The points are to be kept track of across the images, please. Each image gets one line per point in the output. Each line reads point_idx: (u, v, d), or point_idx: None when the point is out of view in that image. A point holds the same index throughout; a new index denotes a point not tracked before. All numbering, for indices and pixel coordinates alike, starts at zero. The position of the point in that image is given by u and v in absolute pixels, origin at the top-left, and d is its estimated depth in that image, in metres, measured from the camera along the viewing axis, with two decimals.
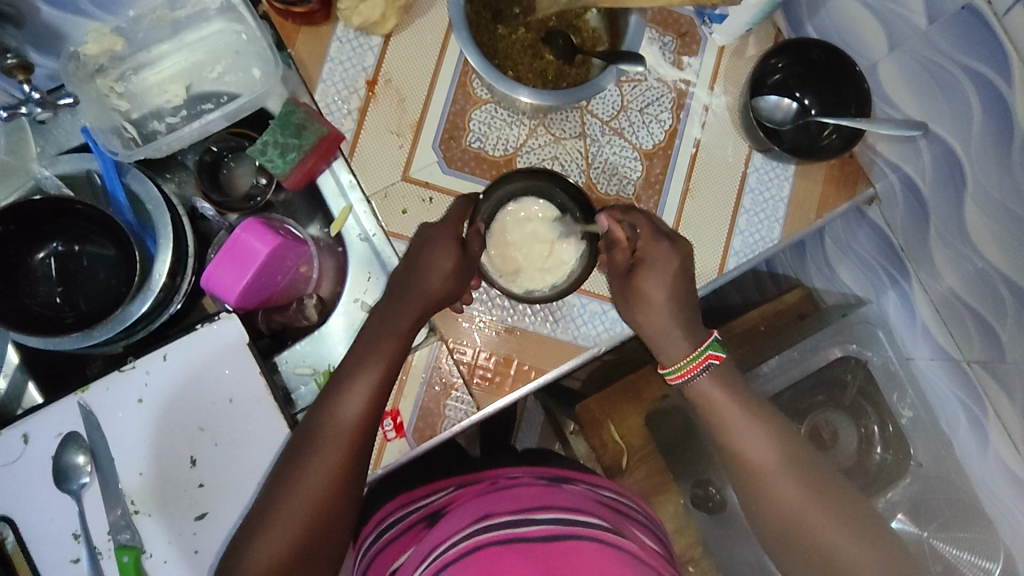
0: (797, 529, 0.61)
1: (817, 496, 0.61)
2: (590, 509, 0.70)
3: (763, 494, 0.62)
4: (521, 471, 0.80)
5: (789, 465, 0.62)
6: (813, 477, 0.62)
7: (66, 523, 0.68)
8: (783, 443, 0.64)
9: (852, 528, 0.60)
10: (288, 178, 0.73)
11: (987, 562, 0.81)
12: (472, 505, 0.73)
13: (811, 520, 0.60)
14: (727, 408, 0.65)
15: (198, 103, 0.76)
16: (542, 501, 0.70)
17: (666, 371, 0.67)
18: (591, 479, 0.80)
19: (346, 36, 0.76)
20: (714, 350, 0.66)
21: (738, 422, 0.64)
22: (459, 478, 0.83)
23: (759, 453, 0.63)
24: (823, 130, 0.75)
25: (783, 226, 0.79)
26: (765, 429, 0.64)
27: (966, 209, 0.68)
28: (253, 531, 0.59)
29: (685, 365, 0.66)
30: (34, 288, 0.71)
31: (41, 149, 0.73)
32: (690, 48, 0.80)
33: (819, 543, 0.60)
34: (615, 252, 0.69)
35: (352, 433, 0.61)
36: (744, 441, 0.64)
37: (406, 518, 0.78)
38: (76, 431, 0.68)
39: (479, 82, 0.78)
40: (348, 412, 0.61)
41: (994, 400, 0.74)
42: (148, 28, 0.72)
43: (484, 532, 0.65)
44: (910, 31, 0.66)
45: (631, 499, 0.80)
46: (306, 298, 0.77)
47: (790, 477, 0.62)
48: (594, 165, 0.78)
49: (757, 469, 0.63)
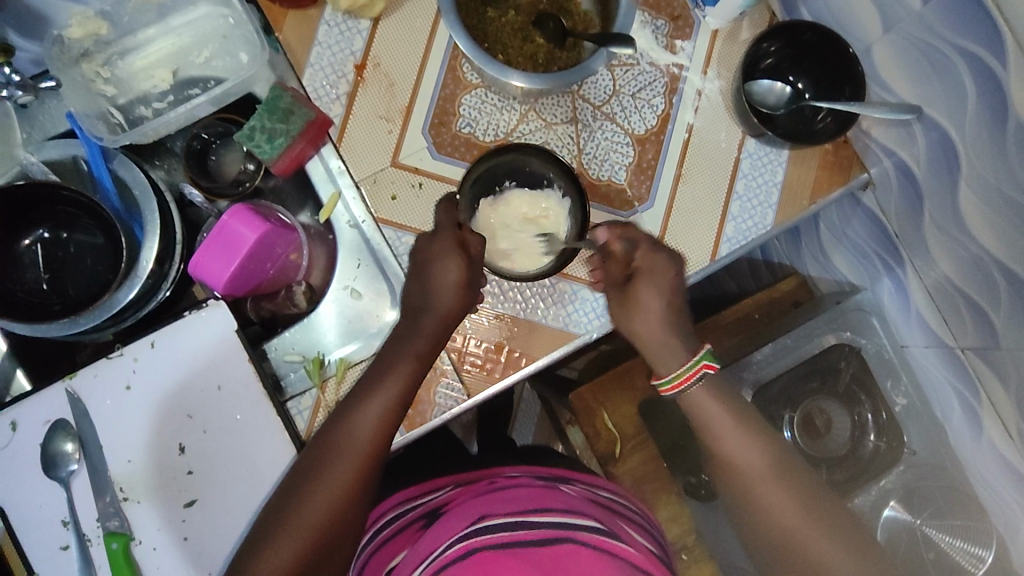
0: (788, 543, 0.61)
1: (811, 509, 0.61)
2: (585, 509, 0.72)
3: (756, 505, 0.63)
4: (519, 471, 0.81)
5: (783, 476, 0.63)
6: (806, 486, 0.63)
7: (55, 510, 0.67)
8: (777, 451, 0.65)
9: (845, 542, 0.60)
10: (275, 163, 0.72)
11: (980, 550, 0.81)
12: (469, 505, 0.73)
13: (802, 532, 0.61)
14: (721, 416, 0.66)
15: (186, 88, 0.75)
16: (540, 504, 0.71)
17: (659, 382, 0.68)
18: (588, 479, 0.83)
19: (334, 19, 0.75)
20: (708, 360, 0.67)
21: (731, 431, 0.65)
22: (457, 478, 0.84)
23: (753, 462, 0.64)
24: (817, 114, 0.74)
25: (777, 211, 0.78)
26: (760, 437, 0.65)
27: (960, 193, 0.68)
28: (259, 544, 0.59)
29: (677, 379, 0.66)
30: (22, 274, 0.71)
31: (28, 135, 0.73)
32: (684, 32, 0.79)
33: (810, 559, 0.60)
34: (609, 263, 0.71)
35: (367, 446, 0.62)
36: (738, 448, 0.65)
37: (402, 517, 0.79)
38: (65, 418, 0.68)
39: (469, 66, 0.77)
40: (365, 418, 0.62)
41: (988, 387, 0.74)
42: (134, 12, 0.71)
43: (480, 533, 0.66)
44: (904, 13, 0.65)
45: (630, 501, 0.82)
46: (295, 285, 0.77)
47: (784, 487, 0.62)
48: (585, 150, 0.77)
49: (751, 479, 0.63)
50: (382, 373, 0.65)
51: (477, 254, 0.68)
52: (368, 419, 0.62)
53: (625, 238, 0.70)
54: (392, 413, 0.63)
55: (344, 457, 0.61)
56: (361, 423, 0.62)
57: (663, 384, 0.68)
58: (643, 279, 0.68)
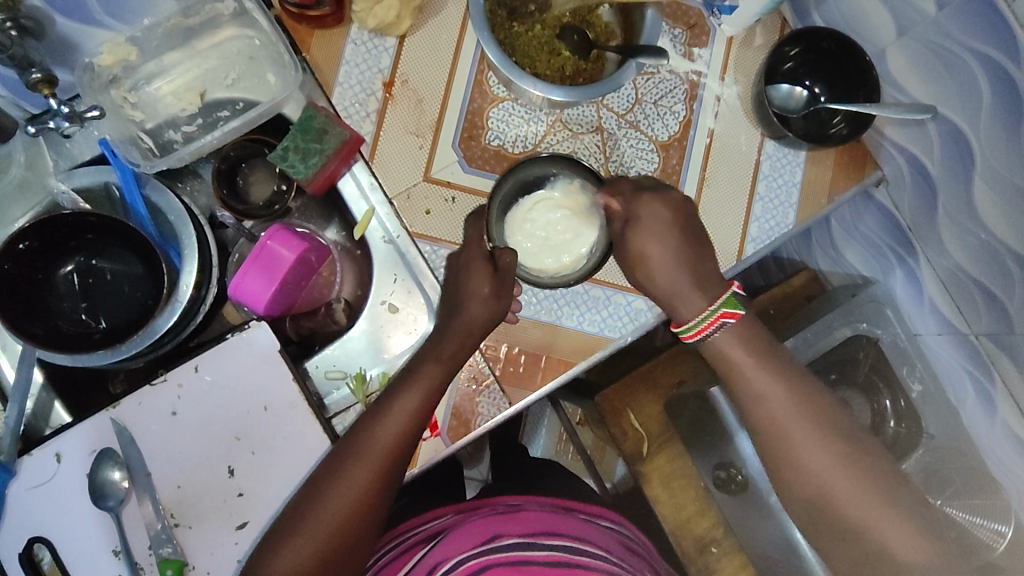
0: (814, 492, 0.63)
1: (844, 459, 0.63)
2: (591, 535, 0.75)
3: (788, 459, 0.63)
4: (518, 499, 0.81)
5: (815, 426, 0.63)
6: (839, 438, 0.63)
7: (106, 541, 0.67)
8: (802, 401, 0.64)
9: (869, 486, 0.62)
10: (309, 182, 0.72)
11: (999, 525, 0.84)
12: (477, 522, 0.74)
13: (833, 482, 0.62)
14: (747, 370, 0.65)
15: (214, 110, 0.75)
16: (548, 528, 0.73)
17: (680, 330, 0.67)
18: (588, 509, 0.83)
19: (360, 38, 0.76)
20: (728, 307, 0.65)
21: (766, 386, 0.64)
22: (458, 505, 0.83)
23: (785, 416, 0.63)
24: (832, 118, 0.77)
25: (798, 210, 0.80)
26: (797, 396, 0.64)
27: (974, 186, 0.71)
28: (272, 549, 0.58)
29: (700, 325, 0.66)
30: (60, 305, 0.70)
31: (55, 163, 0.72)
32: (700, 39, 0.81)
33: (828, 493, 0.62)
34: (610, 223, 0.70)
35: (389, 450, 0.61)
36: (763, 402, 0.64)
37: (403, 544, 0.78)
38: (111, 447, 0.67)
39: (495, 80, 0.78)
40: (382, 417, 0.62)
41: (1002, 369, 0.78)
42: (162, 37, 0.71)
43: (492, 552, 0.67)
44: (918, 17, 0.69)
45: (629, 529, 0.83)
46: (334, 302, 0.78)
47: (809, 438, 0.63)
48: (612, 157, 0.79)
49: (783, 438, 0.63)
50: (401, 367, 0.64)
51: (506, 265, 0.66)
52: (385, 412, 0.62)
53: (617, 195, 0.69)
54: (412, 420, 0.62)
55: (365, 459, 0.60)
56: (383, 428, 0.61)
57: (685, 332, 0.67)
58: (641, 231, 0.67)
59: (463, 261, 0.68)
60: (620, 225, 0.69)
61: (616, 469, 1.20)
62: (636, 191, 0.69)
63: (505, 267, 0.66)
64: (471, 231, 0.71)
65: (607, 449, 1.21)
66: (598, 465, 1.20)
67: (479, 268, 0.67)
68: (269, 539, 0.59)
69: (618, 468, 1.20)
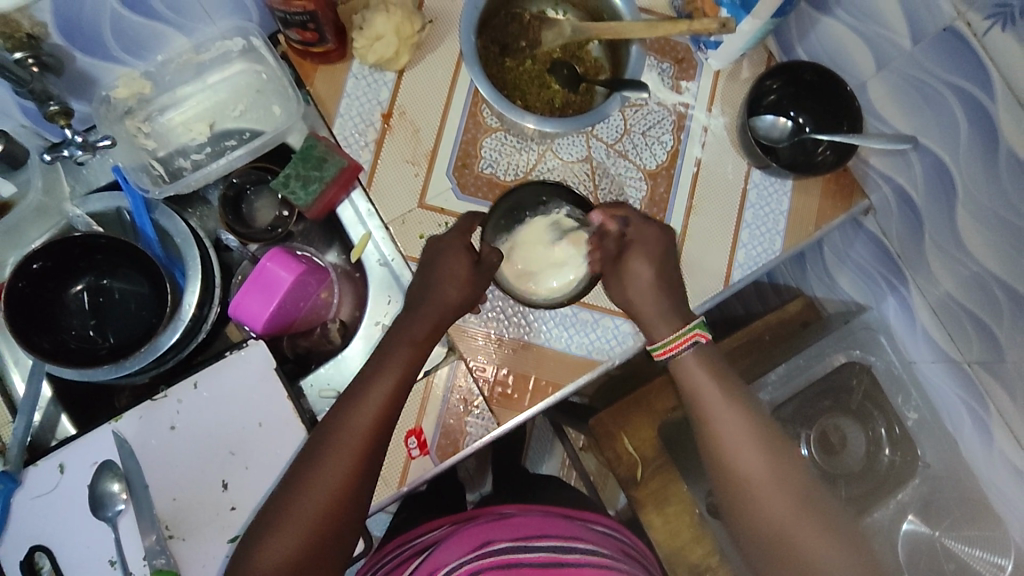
0: (777, 538, 0.63)
1: (808, 512, 0.63)
2: (583, 536, 0.75)
3: (746, 504, 0.64)
4: (514, 509, 0.81)
5: (783, 478, 0.64)
6: (801, 486, 0.65)
7: (104, 551, 0.69)
8: (767, 443, 0.66)
9: (833, 536, 0.62)
10: (310, 209, 0.76)
11: (1000, 559, 0.85)
12: (469, 531, 0.75)
13: (799, 535, 0.62)
14: (716, 408, 0.67)
15: (222, 139, 0.79)
16: (540, 530, 0.74)
17: (653, 348, 0.70)
18: (583, 514, 0.83)
19: (361, 72, 0.80)
20: (700, 329, 0.69)
21: (737, 431, 0.66)
22: (450, 518, 0.83)
23: (753, 465, 0.65)
24: (817, 147, 0.79)
25: (785, 237, 0.82)
26: (763, 445, 0.66)
27: (959, 216, 0.72)
28: (262, 537, 0.60)
29: (669, 344, 0.69)
30: (68, 322, 0.73)
31: (72, 188, 0.78)
32: (688, 73, 0.84)
33: (793, 541, 0.62)
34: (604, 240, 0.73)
35: (366, 436, 0.62)
36: (730, 440, 0.66)
37: (398, 556, 0.79)
38: (112, 459, 0.70)
39: (490, 111, 0.81)
40: (359, 424, 0.63)
41: (995, 399, 0.78)
42: (174, 71, 0.76)
43: (486, 554, 0.69)
44: (895, 51, 0.71)
45: (624, 534, 0.83)
46: (329, 322, 0.81)
47: (772, 480, 0.64)
48: (601, 187, 0.82)
49: (744, 481, 0.65)
50: (377, 364, 0.66)
51: (488, 265, 0.70)
52: (365, 413, 0.63)
53: (619, 216, 0.72)
54: (386, 413, 0.64)
55: (344, 447, 0.62)
56: (360, 415, 0.63)
57: (656, 350, 0.70)
58: (638, 249, 0.71)
59: (443, 246, 0.70)
60: (615, 243, 0.72)
61: (618, 500, 1.18)
62: (637, 215, 0.73)
63: (488, 263, 0.70)
64: (461, 223, 0.73)
65: (610, 477, 1.19)
66: (601, 493, 1.18)
67: (459, 276, 0.68)
68: (250, 532, 0.61)
69: (621, 498, 1.18)
